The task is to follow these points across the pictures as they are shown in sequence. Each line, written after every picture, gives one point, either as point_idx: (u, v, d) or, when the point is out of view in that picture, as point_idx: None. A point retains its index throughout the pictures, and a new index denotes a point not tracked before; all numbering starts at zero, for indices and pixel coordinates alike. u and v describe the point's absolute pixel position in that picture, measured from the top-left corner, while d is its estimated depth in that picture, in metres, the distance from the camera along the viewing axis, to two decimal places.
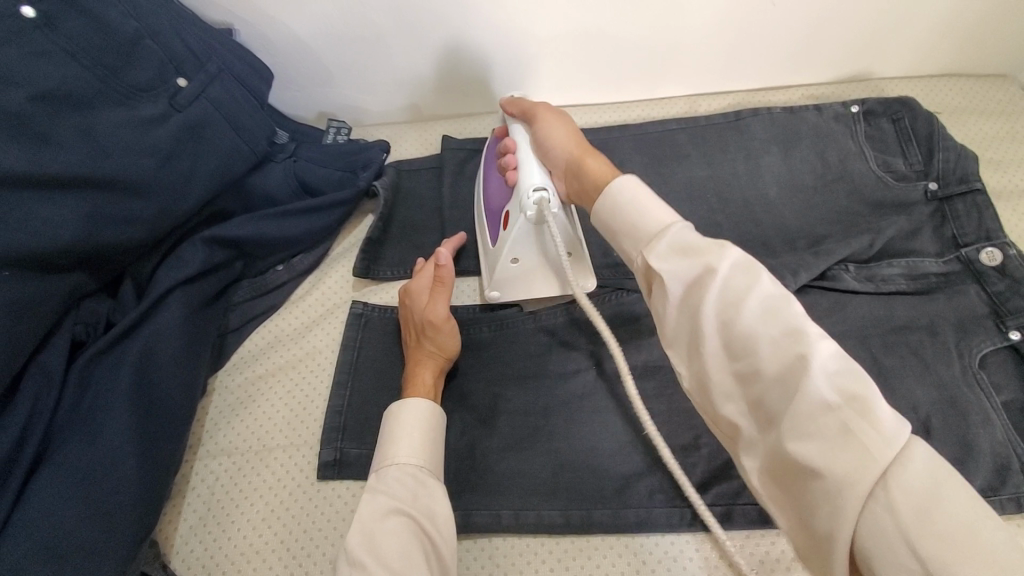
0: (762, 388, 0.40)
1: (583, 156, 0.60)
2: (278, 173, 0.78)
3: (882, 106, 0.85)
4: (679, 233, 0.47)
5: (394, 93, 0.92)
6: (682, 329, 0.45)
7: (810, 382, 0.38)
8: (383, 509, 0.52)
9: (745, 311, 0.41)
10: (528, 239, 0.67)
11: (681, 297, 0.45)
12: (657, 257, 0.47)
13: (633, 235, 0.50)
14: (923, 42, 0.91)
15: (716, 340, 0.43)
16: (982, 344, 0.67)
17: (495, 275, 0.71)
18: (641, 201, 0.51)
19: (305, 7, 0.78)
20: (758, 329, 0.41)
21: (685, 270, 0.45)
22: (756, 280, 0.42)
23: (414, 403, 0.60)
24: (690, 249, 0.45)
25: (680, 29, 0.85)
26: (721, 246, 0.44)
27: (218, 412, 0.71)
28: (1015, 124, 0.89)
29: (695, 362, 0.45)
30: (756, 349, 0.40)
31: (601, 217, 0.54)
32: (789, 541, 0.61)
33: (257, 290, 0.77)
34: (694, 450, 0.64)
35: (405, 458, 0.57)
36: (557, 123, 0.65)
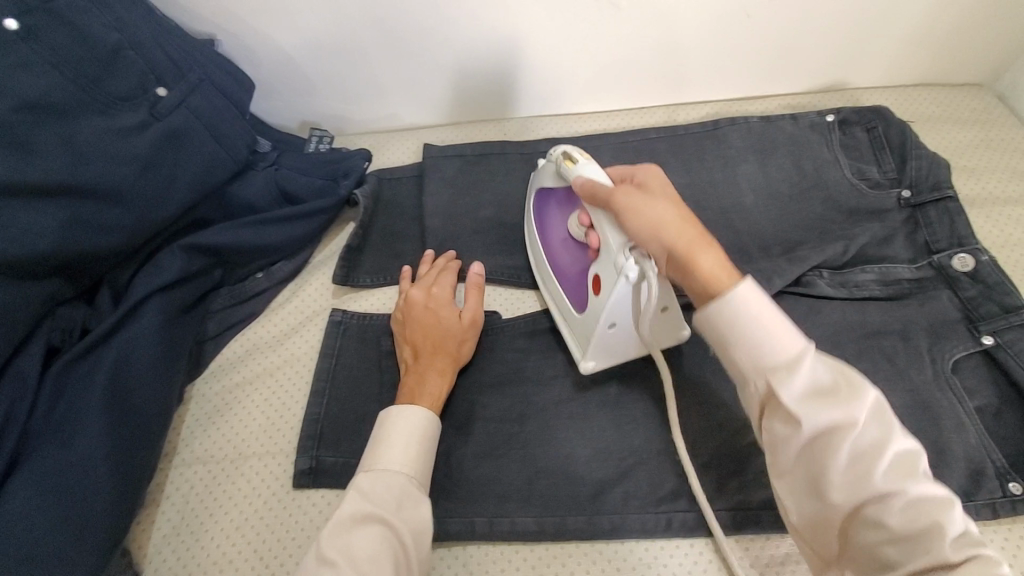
0: (880, 543, 0.42)
1: (691, 250, 0.52)
2: (259, 181, 0.79)
3: (855, 115, 0.86)
4: (811, 366, 0.46)
5: (377, 104, 0.94)
6: (800, 465, 0.46)
7: (938, 543, 0.40)
8: (360, 514, 0.52)
9: (879, 466, 0.42)
10: (626, 303, 0.61)
11: (804, 441, 0.45)
12: (787, 395, 0.45)
13: (750, 356, 0.47)
14: (897, 54, 0.93)
15: (844, 491, 0.44)
16: (955, 348, 0.68)
17: (592, 343, 0.64)
18: (768, 329, 0.47)
19: (289, 20, 0.80)
20: (891, 487, 0.42)
21: (820, 413, 0.44)
22: (888, 431, 0.43)
23: (419, 409, 0.60)
24: (821, 391, 0.45)
25: (658, 40, 0.87)
26: (856, 389, 0.45)
27: (195, 420, 0.71)
28: (989, 132, 0.91)
29: (810, 502, 0.46)
30: (886, 502, 0.42)
31: (706, 321, 0.50)
32: (762, 547, 0.61)
33: (237, 297, 0.77)
34: (669, 456, 0.64)
35: (396, 466, 0.56)
36: (651, 200, 0.57)
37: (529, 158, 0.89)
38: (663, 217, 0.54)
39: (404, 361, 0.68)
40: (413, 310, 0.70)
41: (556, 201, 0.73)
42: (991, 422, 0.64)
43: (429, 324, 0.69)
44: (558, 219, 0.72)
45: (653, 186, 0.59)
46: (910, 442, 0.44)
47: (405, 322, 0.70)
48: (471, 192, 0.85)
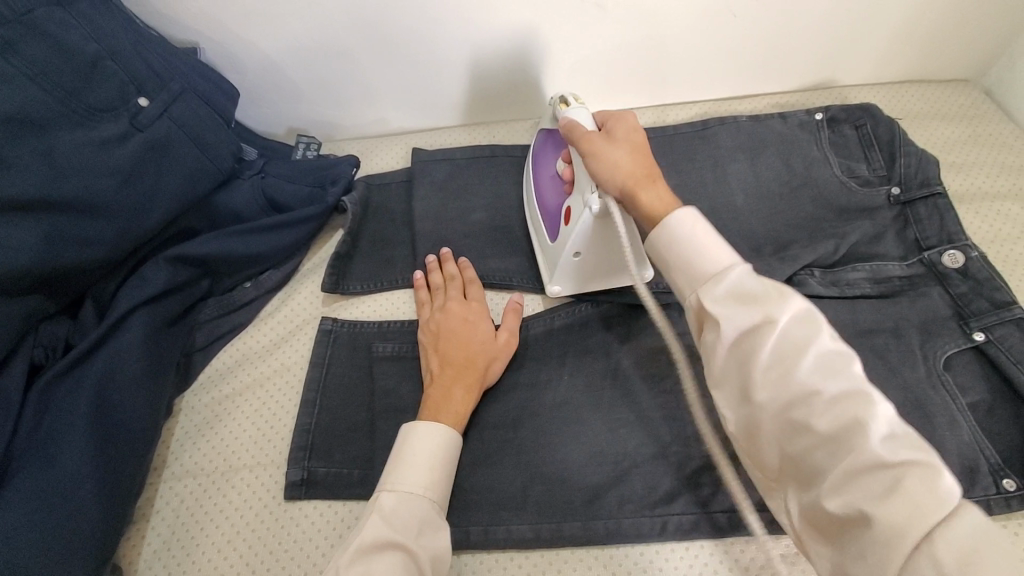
0: (809, 442, 0.42)
1: (637, 185, 0.57)
2: (245, 190, 0.78)
3: (844, 113, 0.87)
4: (738, 277, 0.47)
5: (365, 109, 0.93)
6: (730, 371, 0.46)
7: (864, 440, 0.39)
8: (381, 539, 0.51)
9: (802, 363, 0.42)
10: (589, 234, 0.67)
11: (733, 345, 0.46)
12: (711, 300, 0.47)
13: (686, 271, 0.50)
14: (884, 51, 0.93)
15: (770, 392, 0.43)
16: (947, 345, 0.68)
17: (557, 268, 0.71)
18: (700, 243, 0.50)
19: (272, 26, 0.79)
20: (814, 385, 0.42)
21: (743, 317, 0.45)
22: (816, 332, 0.43)
23: (447, 432, 0.60)
24: (747, 296, 0.46)
25: (646, 41, 0.87)
26: (784, 295, 0.45)
27: (184, 432, 0.70)
28: (977, 127, 0.91)
29: (743, 411, 0.46)
30: (812, 401, 0.42)
31: (654, 239, 0.52)
32: (759, 549, 0.60)
33: (226, 308, 0.77)
34: (664, 459, 0.64)
35: (421, 489, 0.56)
36: (614, 145, 0.62)
37: (519, 162, 0.89)
38: (620, 159, 0.60)
39: (430, 371, 0.66)
40: (451, 321, 0.70)
41: (551, 145, 0.79)
42: (984, 418, 0.64)
43: (467, 338, 0.68)
44: (550, 162, 0.78)
45: (623, 132, 0.63)
46: (843, 346, 0.43)
47: (438, 332, 0.69)
48: (460, 196, 0.85)
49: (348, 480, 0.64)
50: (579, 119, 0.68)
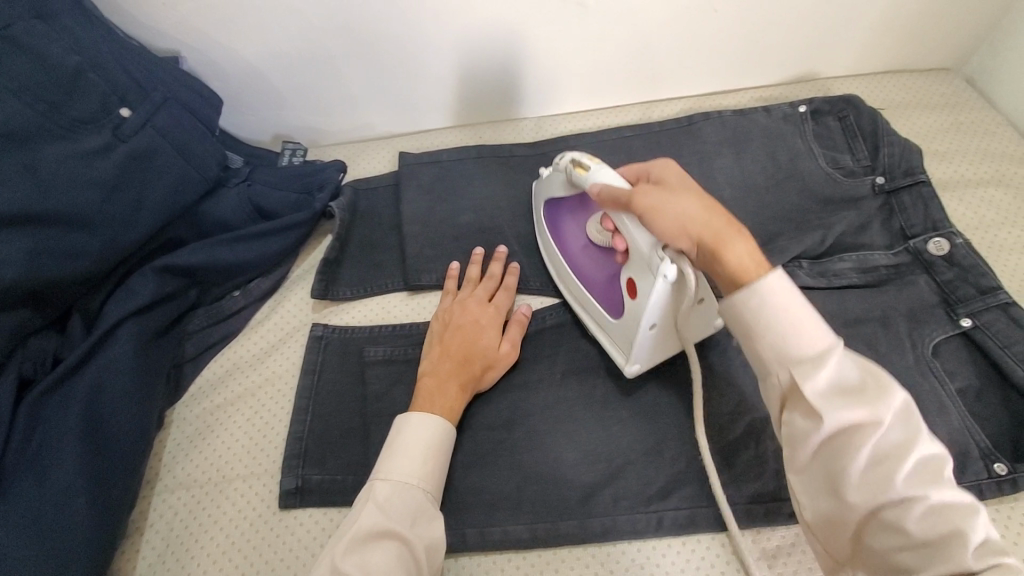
0: (898, 544, 0.41)
1: (718, 243, 0.50)
2: (232, 199, 0.77)
3: (827, 105, 0.87)
4: (837, 366, 0.45)
5: (350, 114, 0.93)
6: (817, 463, 0.45)
7: (963, 553, 0.38)
8: (375, 529, 0.51)
9: (902, 467, 0.41)
10: (663, 304, 0.58)
11: (825, 438, 0.44)
12: (811, 390, 0.44)
13: (775, 349, 0.46)
14: (865, 42, 0.93)
15: (862, 489, 0.42)
16: (935, 332, 0.68)
17: (634, 348, 0.62)
18: (797, 324, 0.46)
19: (254, 33, 0.79)
20: (912, 490, 0.40)
21: (844, 412, 0.43)
22: (916, 434, 0.42)
23: (438, 424, 0.59)
24: (847, 389, 0.44)
25: (628, 39, 0.87)
26: (883, 390, 0.43)
27: (177, 444, 0.70)
28: (959, 116, 0.92)
29: (825, 501, 0.44)
30: (909, 506, 0.40)
31: (739, 311, 0.48)
32: (753, 541, 0.60)
33: (214, 317, 0.76)
34: (658, 455, 0.64)
35: (414, 479, 0.56)
36: (669, 194, 0.55)
37: (504, 162, 0.89)
38: (685, 211, 0.53)
39: (430, 360, 0.67)
40: (465, 317, 0.70)
41: (571, 213, 0.72)
42: (973, 403, 0.65)
43: (472, 337, 0.68)
44: (576, 229, 0.71)
45: (675, 179, 0.57)
46: (939, 449, 0.42)
47: (450, 327, 0.69)
48: (448, 198, 0.85)
49: (342, 486, 0.64)
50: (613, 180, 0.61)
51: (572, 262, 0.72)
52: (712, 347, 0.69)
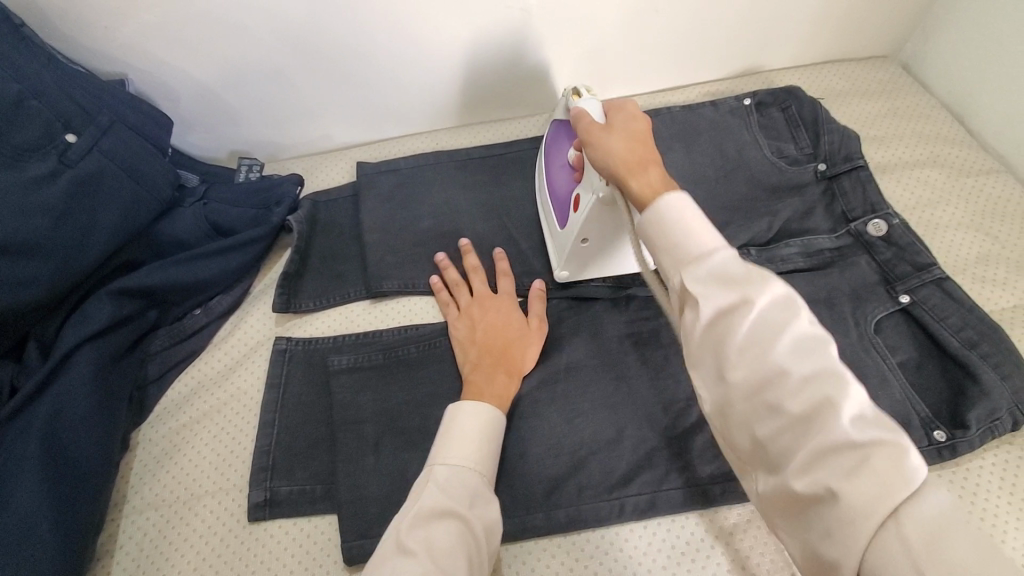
0: (777, 421, 0.41)
1: (629, 175, 0.55)
2: (187, 218, 0.77)
3: (770, 97, 0.90)
4: (721, 259, 0.46)
5: (306, 127, 0.93)
6: (706, 352, 0.45)
7: (837, 423, 0.39)
8: (438, 509, 0.51)
9: (776, 343, 0.42)
10: (597, 219, 0.67)
11: (709, 328, 0.45)
12: (694, 280, 0.46)
13: (671, 251, 0.49)
14: (803, 35, 0.97)
15: (741, 368, 0.43)
16: (876, 310, 0.72)
17: (567, 256, 0.73)
18: (687, 224, 0.49)
19: (202, 51, 0.80)
20: (786, 364, 0.41)
21: (723, 298, 0.45)
22: (793, 315, 0.43)
23: (490, 409, 0.61)
24: (728, 278, 0.45)
25: (575, 41, 0.89)
26: (763, 279, 0.44)
27: (144, 464, 0.70)
28: (895, 101, 0.96)
29: (716, 393, 0.45)
30: (782, 382, 0.41)
31: (643, 223, 0.52)
32: (712, 520, 0.63)
33: (176, 337, 0.76)
34: (618, 444, 0.66)
35: (471, 464, 0.57)
36: (609, 133, 0.59)
37: (460, 167, 0.90)
38: (613, 150, 0.58)
39: (470, 360, 0.69)
40: (487, 313, 0.72)
41: (562, 134, 0.77)
42: (913, 376, 0.68)
43: (502, 329, 0.71)
44: (560, 150, 0.77)
45: (629, 120, 0.60)
46: (818, 330, 0.43)
47: (475, 326, 0.72)
48: (407, 205, 0.86)
49: (311, 496, 0.65)
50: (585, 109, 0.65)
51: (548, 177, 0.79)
52: (667, 336, 0.72)
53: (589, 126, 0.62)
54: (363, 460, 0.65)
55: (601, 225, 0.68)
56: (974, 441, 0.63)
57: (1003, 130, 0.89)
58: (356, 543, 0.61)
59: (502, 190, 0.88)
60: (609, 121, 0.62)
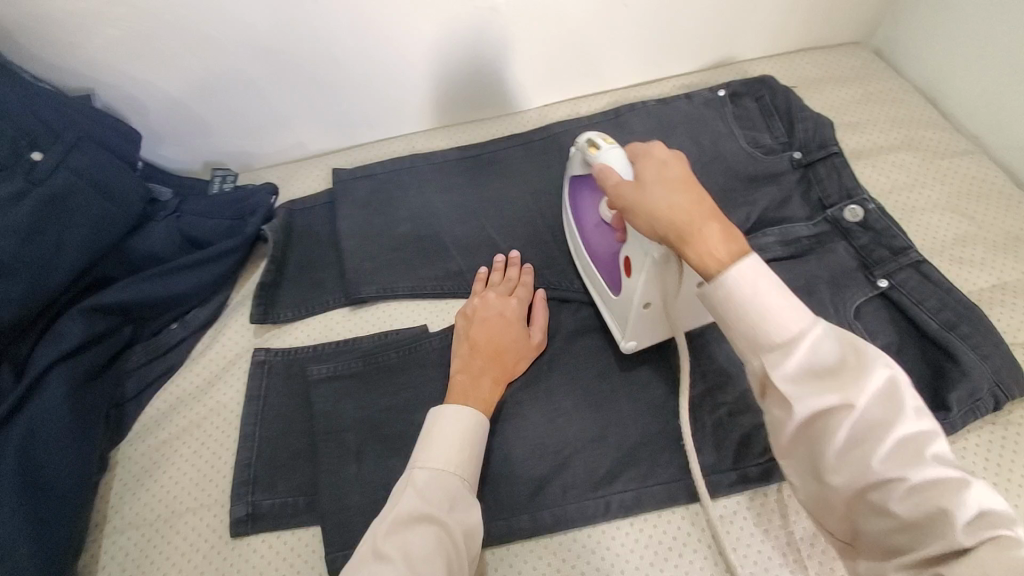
0: (882, 521, 0.41)
1: (682, 241, 0.48)
2: (160, 231, 0.76)
3: (744, 87, 0.90)
4: (811, 351, 0.44)
5: (280, 135, 0.92)
6: (802, 447, 0.46)
7: (947, 529, 0.38)
8: (416, 513, 0.51)
9: (878, 442, 0.42)
10: (657, 282, 0.59)
11: (805, 423, 0.44)
12: (782, 377, 0.45)
13: (751, 339, 0.46)
14: (774, 23, 0.97)
15: (843, 471, 0.43)
16: (855, 296, 0.72)
17: (631, 325, 0.64)
18: (764, 307, 0.45)
19: (169, 63, 0.79)
20: (889, 466, 0.41)
21: (818, 398, 0.43)
22: (894, 411, 0.42)
23: (472, 416, 0.60)
24: (822, 370, 0.44)
25: (546, 39, 0.89)
26: (862, 371, 0.43)
27: (124, 483, 0.69)
28: (868, 86, 0.96)
29: (814, 484, 0.46)
30: (888, 485, 0.41)
31: (712, 304, 0.48)
32: (697, 513, 0.62)
33: (153, 352, 0.75)
34: (602, 442, 0.65)
35: (452, 468, 0.56)
36: (642, 188, 0.52)
37: (436, 170, 0.89)
38: (652, 206, 0.51)
39: (460, 356, 0.67)
40: (490, 311, 0.70)
41: (590, 190, 0.72)
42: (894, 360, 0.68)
43: (500, 331, 0.68)
44: (591, 209, 0.72)
45: (663, 167, 0.53)
46: (924, 423, 0.42)
47: (473, 324, 0.69)
48: (384, 210, 0.85)
49: (294, 508, 0.65)
50: (611, 168, 0.58)
51: (584, 238, 0.73)
52: None
53: (618, 184, 0.55)
54: (345, 470, 0.65)
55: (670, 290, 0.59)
56: (956, 422, 0.63)
57: (975, 111, 0.90)
58: (340, 554, 0.61)
59: (478, 191, 0.87)
60: (638, 171, 0.55)
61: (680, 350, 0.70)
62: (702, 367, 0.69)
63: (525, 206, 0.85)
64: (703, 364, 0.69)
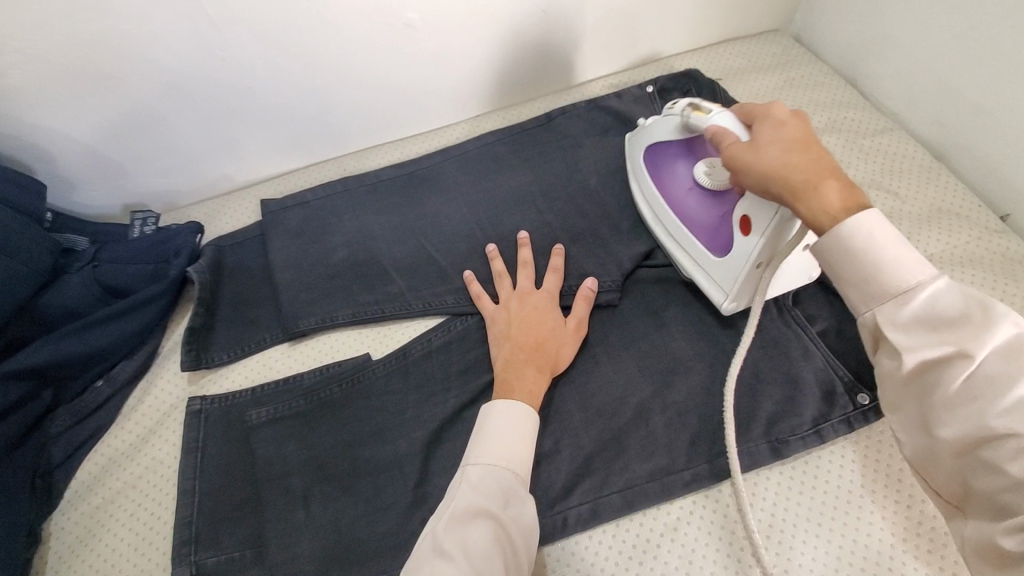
0: (992, 478, 0.43)
1: (797, 197, 0.51)
2: (76, 283, 0.73)
3: (671, 83, 0.91)
4: (931, 298, 0.46)
5: (204, 169, 0.88)
6: (908, 401, 0.48)
7: None
8: (472, 509, 0.52)
9: (995, 401, 0.43)
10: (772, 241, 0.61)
11: (913, 373, 0.47)
12: (895, 325, 0.47)
13: (866, 291, 0.49)
14: (695, 16, 0.98)
15: (953, 425, 0.45)
16: (792, 282, 0.71)
17: (737, 285, 0.65)
18: (890, 255, 0.48)
19: (72, 105, 0.74)
20: (1008, 425, 0.42)
21: (928, 346, 0.46)
22: (1018, 373, 0.42)
23: (519, 406, 0.59)
24: (936, 321, 0.46)
25: (469, 49, 0.88)
26: (988, 324, 0.44)
27: (57, 558, 0.64)
28: (792, 71, 0.98)
29: (922, 437, 0.48)
30: (1001, 443, 0.42)
31: (826, 259, 0.51)
32: (655, 518, 0.61)
33: (79, 413, 0.71)
34: (556, 456, 0.64)
35: (508, 462, 0.56)
36: (758, 147, 0.55)
37: (370, 191, 0.87)
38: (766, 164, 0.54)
39: (502, 354, 0.66)
40: (524, 306, 0.70)
41: (674, 154, 0.73)
42: (835, 342, 0.68)
43: (536, 325, 0.68)
44: (675, 169, 0.73)
45: (783, 125, 0.55)
46: None
47: (510, 321, 0.69)
48: (318, 238, 0.82)
49: (241, 562, 0.61)
50: (722, 128, 0.60)
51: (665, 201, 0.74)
52: (594, 337, 0.71)
53: (730, 145, 0.58)
54: (292, 516, 0.62)
55: (787, 244, 0.60)
56: None
57: (891, 88, 0.93)
58: None
59: (415, 209, 0.85)
60: (755, 132, 0.57)
61: (627, 353, 0.70)
62: (649, 368, 0.69)
63: (463, 219, 0.83)
64: (650, 364, 0.69)
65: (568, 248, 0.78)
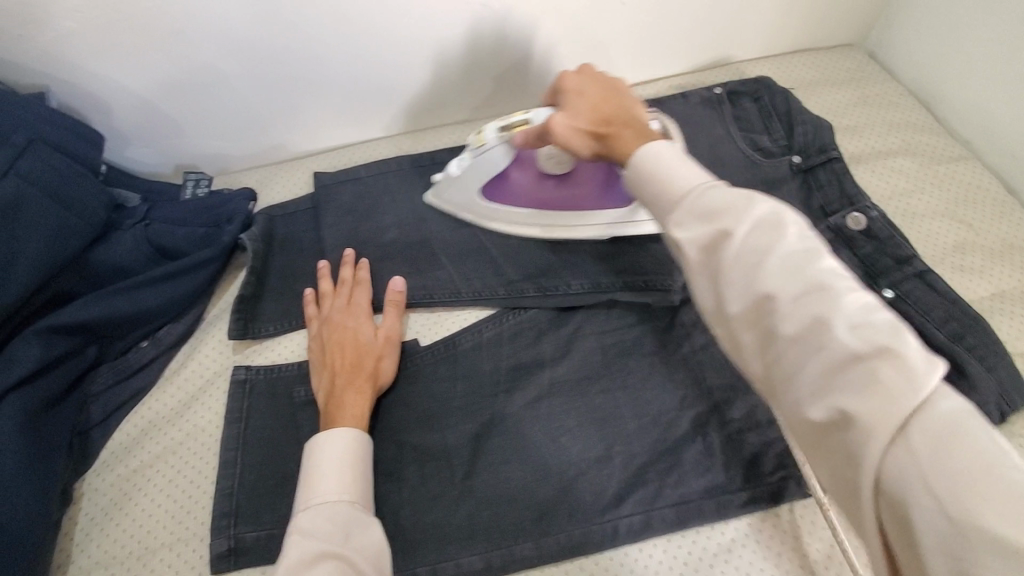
0: (777, 349, 0.38)
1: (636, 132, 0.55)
2: (127, 241, 0.71)
3: (742, 87, 0.88)
4: (711, 196, 0.42)
5: (258, 135, 0.87)
6: (706, 290, 0.42)
7: (829, 334, 0.35)
8: (312, 553, 0.46)
9: (767, 265, 0.38)
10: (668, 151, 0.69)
11: (697, 262, 0.42)
12: (680, 226, 0.43)
13: (661, 210, 0.45)
14: (770, 24, 0.95)
15: (738, 298, 0.39)
16: None
17: None
18: (668, 175, 0.46)
19: (135, 58, 0.73)
20: (777, 284, 0.37)
21: (701, 232, 0.41)
22: (779, 235, 0.39)
23: (341, 433, 0.57)
24: (711, 210, 0.41)
25: (537, 37, 0.85)
26: (748, 204, 0.40)
27: (90, 518, 0.63)
28: (864, 89, 0.95)
29: (719, 324, 0.42)
30: (773, 307, 0.37)
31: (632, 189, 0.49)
32: (709, 536, 0.60)
33: (120, 374, 0.70)
34: (608, 462, 0.63)
35: (337, 495, 0.53)
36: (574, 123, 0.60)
37: (426, 172, 0.85)
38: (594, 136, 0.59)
39: (325, 376, 0.65)
40: (336, 326, 0.68)
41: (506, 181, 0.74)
42: None
43: (351, 344, 0.66)
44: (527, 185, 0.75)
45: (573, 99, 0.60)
46: (810, 241, 0.39)
47: (325, 345, 0.67)
48: (370, 216, 0.80)
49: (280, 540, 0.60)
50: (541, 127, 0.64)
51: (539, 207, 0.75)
52: (652, 343, 0.69)
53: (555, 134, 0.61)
54: None
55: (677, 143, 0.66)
56: None
57: (964, 115, 0.90)
58: None
59: None
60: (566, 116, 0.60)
61: (686, 363, 0.68)
62: (708, 381, 0.66)
63: None
64: (709, 377, 0.67)
65: (628, 249, 0.76)
